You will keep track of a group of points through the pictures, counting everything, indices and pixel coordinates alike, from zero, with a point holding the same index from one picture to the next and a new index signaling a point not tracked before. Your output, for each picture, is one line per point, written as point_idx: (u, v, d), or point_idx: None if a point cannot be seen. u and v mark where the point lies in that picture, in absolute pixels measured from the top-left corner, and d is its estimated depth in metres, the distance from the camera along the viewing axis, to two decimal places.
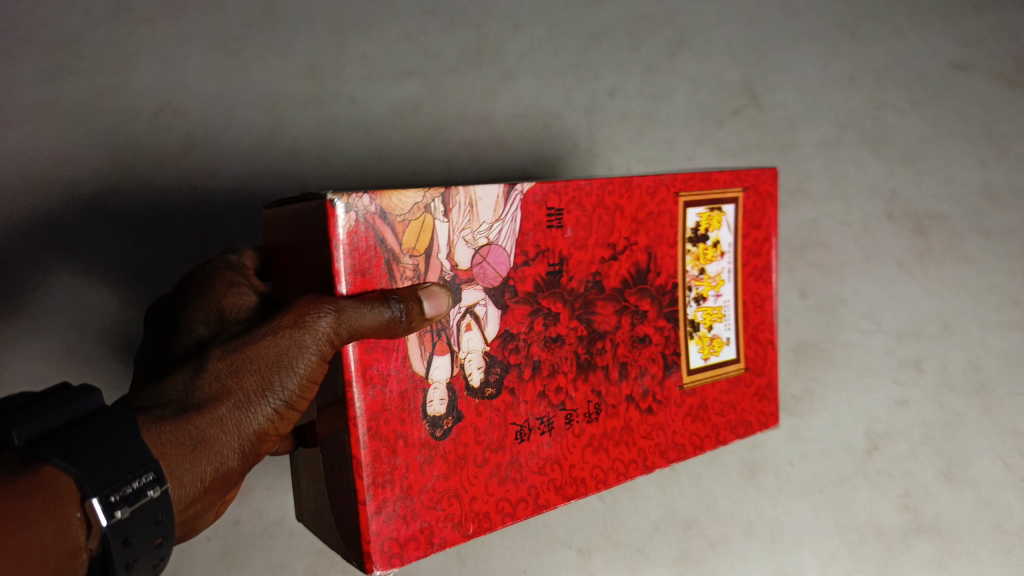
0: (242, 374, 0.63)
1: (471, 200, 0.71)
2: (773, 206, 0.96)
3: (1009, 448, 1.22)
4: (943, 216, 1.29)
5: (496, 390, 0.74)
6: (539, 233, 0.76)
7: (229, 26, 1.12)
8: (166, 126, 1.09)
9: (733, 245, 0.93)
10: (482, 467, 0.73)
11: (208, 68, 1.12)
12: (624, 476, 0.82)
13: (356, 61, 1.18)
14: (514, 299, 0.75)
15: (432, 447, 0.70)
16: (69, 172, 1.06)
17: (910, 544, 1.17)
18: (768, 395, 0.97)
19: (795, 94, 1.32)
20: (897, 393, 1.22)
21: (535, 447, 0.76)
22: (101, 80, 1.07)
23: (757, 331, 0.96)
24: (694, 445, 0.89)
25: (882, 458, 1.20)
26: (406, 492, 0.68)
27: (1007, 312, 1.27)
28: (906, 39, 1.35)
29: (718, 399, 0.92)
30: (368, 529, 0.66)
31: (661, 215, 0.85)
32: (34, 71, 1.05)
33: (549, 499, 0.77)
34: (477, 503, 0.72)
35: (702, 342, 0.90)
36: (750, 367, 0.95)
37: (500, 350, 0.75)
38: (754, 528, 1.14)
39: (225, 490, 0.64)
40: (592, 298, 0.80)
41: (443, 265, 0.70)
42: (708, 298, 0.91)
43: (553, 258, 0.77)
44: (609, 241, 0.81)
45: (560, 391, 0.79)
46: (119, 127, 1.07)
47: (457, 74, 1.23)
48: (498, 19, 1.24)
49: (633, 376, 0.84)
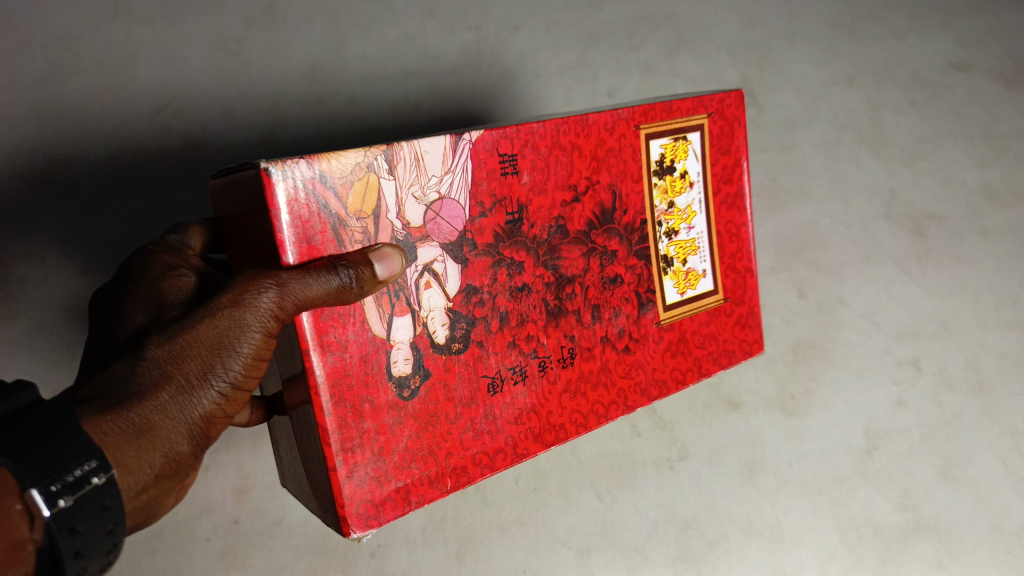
0: (183, 360, 0.63)
1: (417, 154, 0.71)
2: (741, 128, 0.98)
3: (1009, 448, 1.18)
4: (941, 216, 1.30)
5: (463, 344, 0.76)
6: (494, 180, 0.77)
7: (229, 26, 1.14)
8: (168, 129, 1.10)
9: (703, 174, 0.95)
10: (455, 424, 0.75)
11: (207, 68, 1.13)
12: (606, 418, 0.87)
13: (356, 61, 1.20)
14: (473, 252, 0.76)
15: (400, 408, 0.72)
16: (69, 171, 1.06)
17: (909, 544, 1.12)
18: (751, 323, 1.01)
19: (794, 95, 1.32)
20: (896, 392, 1.20)
21: (509, 397, 0.80)
22: (97, 79, 1.07)
23: (733, 261, 0.99)
24: (675, 379, 0.93)
25: (880, 457, 1.17)
26: (378, 455, 0.70)
27: (1004, 311, 1.26)
28: (906, 39, 1.35)
29: (698, 331, 0.95)
30: (342, 495, 0.68)
31: (622, 150, 0.86)
32: (26, 68, 1.05)
33: (528, 447, 0.81)
34: (453, 458, 0.75)
35: (677, 277, 0.93)
36: (729, 297, 0.99)
37: (462, 305, 0.76)
38: (754, 528, 1.10)
39: (180, 474, 0.65)
40: (555, 243, 0.82)
41: (394, 225, 0.70)
42: (680, 231, 0.93)
43: (512, 206, 0.78)
44: (568, 183, 0.82)
45: (530, 338, 0.81)
46: (119, 129, 1.08)
47: (457, 74, 1.25)
48: (497, 21, 1.26)
49: (606, 318, 0.87)
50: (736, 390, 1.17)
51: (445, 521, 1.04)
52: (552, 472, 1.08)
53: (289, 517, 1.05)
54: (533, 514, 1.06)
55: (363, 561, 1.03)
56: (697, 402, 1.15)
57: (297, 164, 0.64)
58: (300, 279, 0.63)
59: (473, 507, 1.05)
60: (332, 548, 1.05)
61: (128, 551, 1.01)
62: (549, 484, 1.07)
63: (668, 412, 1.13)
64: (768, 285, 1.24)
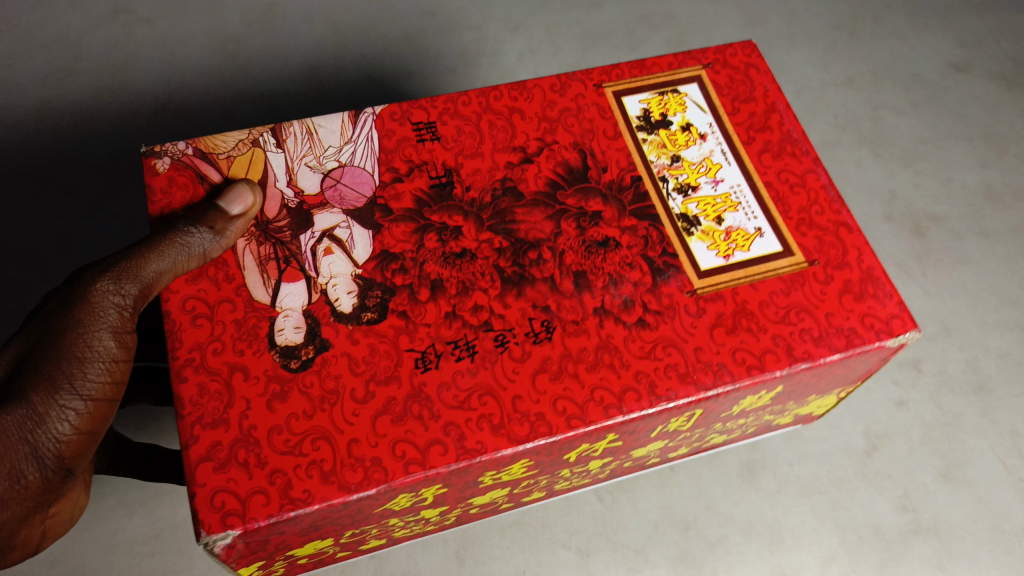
0: (41, 368, 0.70)
1: (310, 130, 0.88)
2: (759, 73, 0.99)
3: (1009, 450, 1.13)
4: (942, 216, 1.28)
5: (378, 314, 0.79)
6: (409, 146, 0.89)
7: (230, 29, 1.36)
8: (168, 126, 1.27)
9: (715, 123, 0.95)
10: (365, 404, 0.75)
11: (205, 68, 1.33)
12: (617, 408, 0.78)
13: (356, 61, 1.35)
14: (388, 217, 0.84)
15: (290, 379, 0.76)
16: (68, 172, 1.23)
17: (908, 545, 1.07)
18: (876, 294, 0.86)
19: (794, 95, 1.36)
20: (896, 393, 1.17)
21: (453, 376, 0.77)
22: (116, 91, 1.29)
23: (805, 217, 0.90)
24: (746, 365, 0.81)
25: (881, 459, 1.13)
26: (253, 437, 0.73)
27: (1005, 313, 1.21)
28: (906, 39, 1.42)
29: (770, 302, 0.85)
30: (195, 478, 0.71)
31: (582, 110, 0.94)
32: (73, 83, 1.29)
33: (480, 440, 0.75)
34: (360, 444, 0.74)
35: (710, 236, 0.88)
36: (812, 261, 0.87)
37: (375, 271, 0.82)
38: (754, 529, 1.07)
39: (37, 491, 0.70)
40: (504, 208, 0.86)
41: (285, 193, 0.85)
42: (698, 186, 0.91)
43: (436, 171, 0.88)
44: (511, 146, 0.90)
45: (480, 311, 0.81)
46: (120, 129, 1.26)
47: (457, 74, 1.36)
48: (498, 21, 1.41)
49: (600, 288, 0.83)
50: None
51: None
52: None
53: None
54: (533, 514, 1.07)
55: (363, 562, 1.03)
56: None
57: (173, 144, 0.85)
58: (147, 252, 0.75)
59: None
60: None
61: (128, 552, 1.03)
62: None
63: None
64: None
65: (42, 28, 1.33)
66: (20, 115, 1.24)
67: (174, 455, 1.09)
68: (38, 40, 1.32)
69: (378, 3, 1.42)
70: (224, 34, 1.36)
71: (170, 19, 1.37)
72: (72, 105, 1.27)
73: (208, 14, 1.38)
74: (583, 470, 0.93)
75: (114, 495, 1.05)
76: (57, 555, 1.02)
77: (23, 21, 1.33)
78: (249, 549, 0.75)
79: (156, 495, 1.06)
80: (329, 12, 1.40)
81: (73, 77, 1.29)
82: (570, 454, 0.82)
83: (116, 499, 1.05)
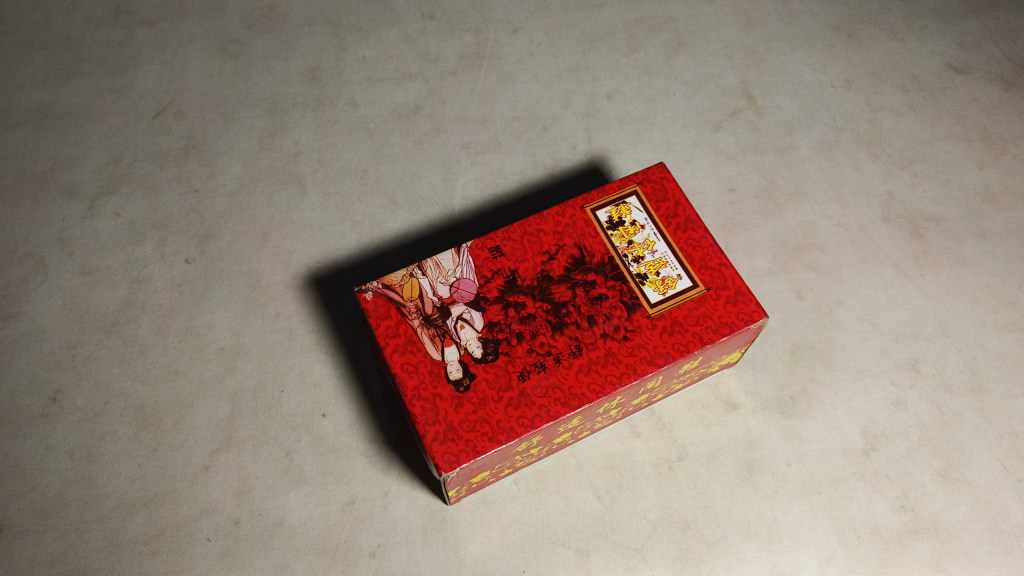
0: None
1: None
2: (673, 183, 1.08)
3: (1007, 450, 1.13)
4: (940, 218, 1.28)
5: (475, 368, 0.96)
6: (487, 265, 1.02)
7: (232, 31, 1.40)
8: (169, 129, 1.32)
9: (651, 220, 1.06)
10: (470, 396, 0.94)
11: (206, 69, 1.37)
12: (628, 381, 0.96)
13: (357, 62, 1.38)
14: (473, 331, 0.98)
15: (453, 367, 0.96)
16: (72, 174, 1.28)
17: (907, 544, 1.07)
18: (743, 298, 1.01)
19: (792, 96, 1.38)
20: (895, 393, 1.16)
21: (522, 378, 0.95)
22: (113, 91, 1.35)
23: (705, 256, 1.03)
24: (682, 350, 0.98)
25: (880, 458, 1.12)
26: (425, 402, 0.94)
27: (1004, 313, 1.21)
28: (904, 41, 1.43)
29: (691, 313, 1.00)
30: (420, 423, 0.93)
31: (576, 225, 1.05)
32: (73, 85, 1.35)
33: (547, 412, 0.94)
34: (477, 412, 0.94)
35: (655, 284, 1.01)
36: (713, 286, 1.01)
37: (489, 334, 0.98)
38: (752, 528, 1.07)
39: None
40: (553, 295, 1.00)
41: None
42: (645, 256, 1.03)
43: (505, 273, 1.01)
44: (547, 258, 1.02)
45: (532, 349, 0.97)
46: (121, 133, 1.31)
47: (457, 77, 1.38)
48: (497, 24, 1.42)
49: (604, 323, 0.99)
50: (734, 390, 1.16)
51: (444, 520, 1.06)
52: (552, 472, 1.09)
53: (290, 517, 1.05)
54: (533, 514, 1.07)
55: (363, 561, 1.04)
56: (697, 402, 1.15)
57: None
58: None
59: (471, 506, 1.07)
60: (332, 548, 1.04)
61: (128, 552, 1.03)
62: (549, 484, 1.09)
63: (667, 412, 1.14)
64: (767, 285, 1.22)
65: (44, 29, 1.40)
66: (27, 118, 1.32)
67: (174, 455, 1.09)
68: (39, 40, 1.39)
69: (378, 3, 1.43)
70: (225, 37, 1.40)
71: (170, 22, 1.41)
72: (73, 107, 1.33)
73: (208, 16, 1.41)
74: (609, 414, 1.04)
75: (114, 495, 1.06)
76: (57, 555, 1.03)
77: (24, 23, 1.40)
78: (467, 474, 0.96)
79: (156, 495, 1.06)
80: (329, 13, 1.42)
81: (75, 77, 1.36)
82: (602, 407, 0.99)
83: (117, 499, 1.06)
